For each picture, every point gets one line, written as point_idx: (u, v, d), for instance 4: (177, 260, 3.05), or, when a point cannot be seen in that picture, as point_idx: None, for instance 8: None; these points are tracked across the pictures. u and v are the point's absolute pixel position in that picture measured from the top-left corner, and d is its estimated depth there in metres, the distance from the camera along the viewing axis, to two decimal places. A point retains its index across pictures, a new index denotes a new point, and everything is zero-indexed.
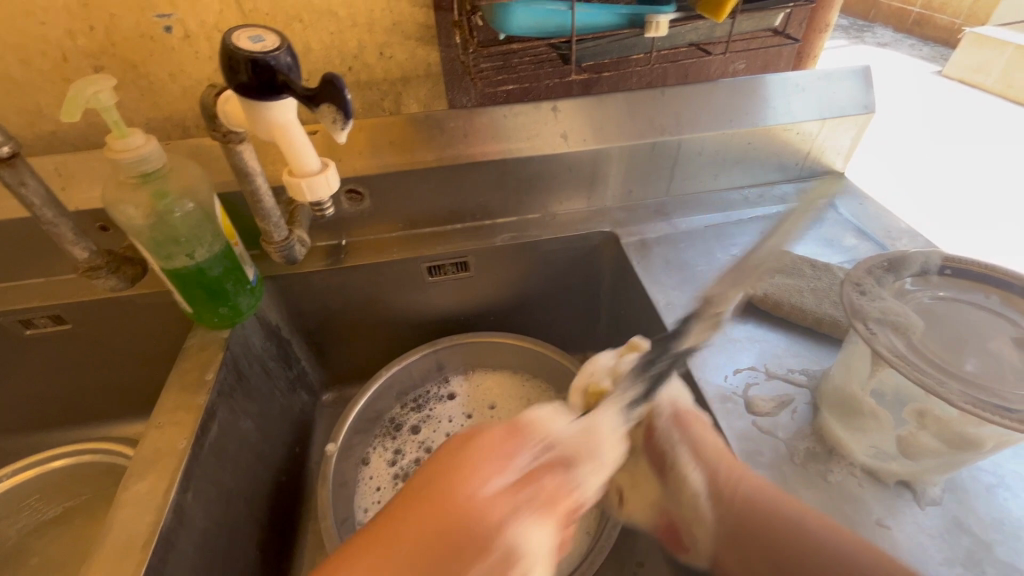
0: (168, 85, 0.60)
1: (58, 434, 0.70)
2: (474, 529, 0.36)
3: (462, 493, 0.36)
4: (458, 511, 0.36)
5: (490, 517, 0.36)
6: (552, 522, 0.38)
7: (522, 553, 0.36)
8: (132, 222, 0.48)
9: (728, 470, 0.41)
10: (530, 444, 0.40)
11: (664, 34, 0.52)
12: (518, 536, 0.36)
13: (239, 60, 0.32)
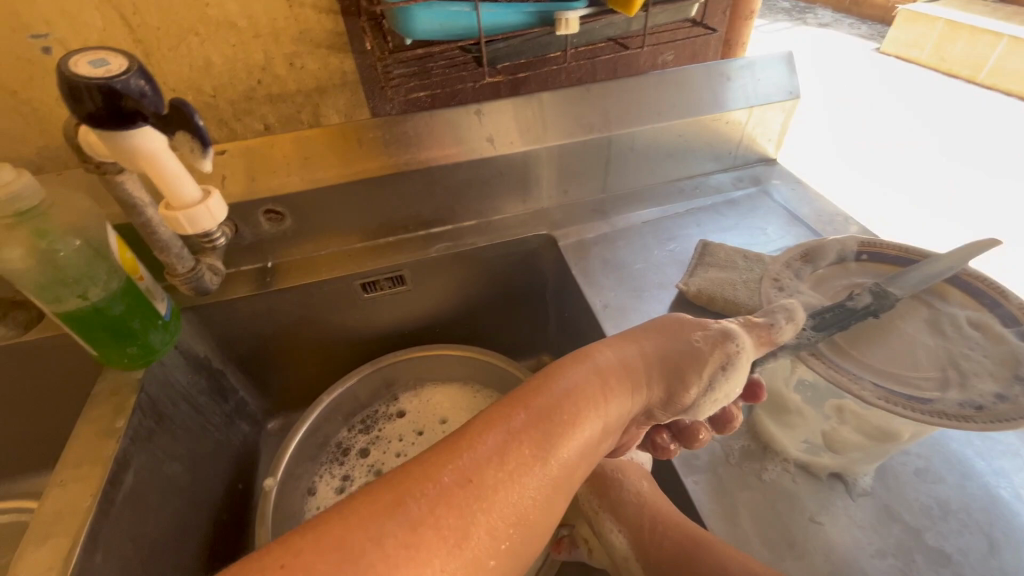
0: (55, 109, 0.56)
1: None
2: (667, 333, 0.40)
3: (657, 332, 0.40)
4: (660, 323, 0.41)
5: (676, 324, 0.40)
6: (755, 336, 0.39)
7: (727, 343, 0.38)
8: (10, 267, 0.44)
9: (641, 519, 0.44)
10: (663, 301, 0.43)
11: (576, 31, 0.50)
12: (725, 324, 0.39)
13: (79, 88, 0.29)
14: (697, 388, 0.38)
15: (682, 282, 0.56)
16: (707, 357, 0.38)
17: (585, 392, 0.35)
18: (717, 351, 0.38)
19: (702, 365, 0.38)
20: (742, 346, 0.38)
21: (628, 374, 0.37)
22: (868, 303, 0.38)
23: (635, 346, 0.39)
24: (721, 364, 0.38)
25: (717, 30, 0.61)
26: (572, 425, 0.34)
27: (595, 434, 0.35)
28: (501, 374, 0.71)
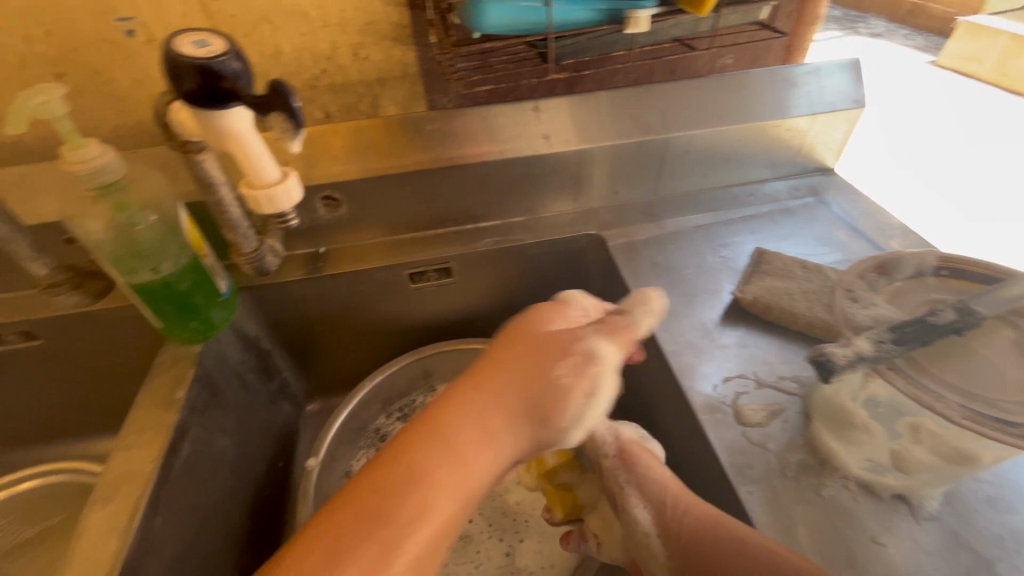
0: (133, 90, 0.58)
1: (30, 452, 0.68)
2: (534, 359, 0.41)
3: (514, 361, 0.41)
4: (534, 347, 0.42)
5: (542, 347, 0.42)
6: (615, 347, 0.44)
7: (591, 364, 0.42)
8: (92, 236, 0.47)
9: (670, 500, 0.43)
10: (573, 311, 0.47)
11: (645, 30, 0.50)
12: (591, 345, 0.43)
13: (182, 66, 0.30)
14: (569, 411, 0.41)
15: (737, 290, 0.55)
16: (570, 386, 0.41)
17: (411, 436, 0.36)
18: (583, 377, 0.41)
19: (569, 397, 0.41)
20: (607, 361, 0.42)
21: (489, 410, 0.39)
22: (953, 318, 0.36)
23: (514, 379, 0.40)
24: (585, 390, 0.41)
25: (787, 34, 0.60)
26: (454, 463, 0.36)
27: (487, 472, 0.38)
28: None
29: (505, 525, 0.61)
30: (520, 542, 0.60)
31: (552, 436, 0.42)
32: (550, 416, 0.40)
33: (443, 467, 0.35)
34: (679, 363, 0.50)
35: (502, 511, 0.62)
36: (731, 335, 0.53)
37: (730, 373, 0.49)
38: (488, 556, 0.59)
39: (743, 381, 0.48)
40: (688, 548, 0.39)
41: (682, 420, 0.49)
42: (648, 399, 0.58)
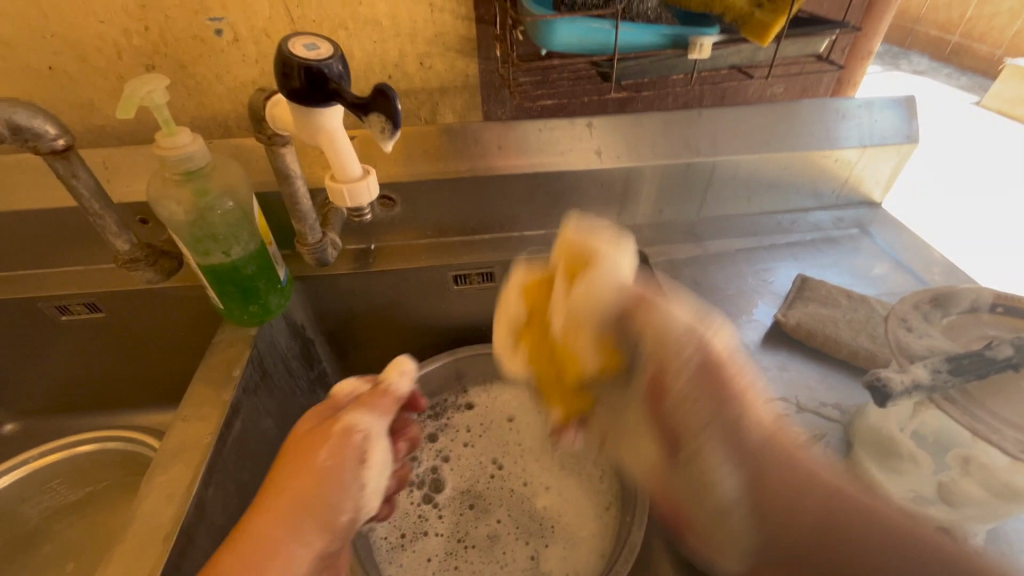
0: (214, 85, 0.62)
1: (89, 418, 0.74)
2: (302, 447, 0.40)
3: (322, 431, 0.41)
4: (293, 441, 0.41)
5: (314, 433, 0.41)
6: (381, 415, 0.43)
7: (352, 437, 0.40)
8: (173, 217, 0.50)
9: (772, 475, 0.45)
10: (339, 398, 0.45)
11: (707, 56, 0.52)
12: (349, 421, 0.41)
13: (292, 66, 0.33)
14: (351, 489, 0.39)
15: (779, 315, 0.56)
16: (342, 464, 0.39)
17: (234, 538, 0.35)
18: (350, 448, 0.40)
19: (343, 475, 0.39)
20: (366, 431, 0.41)
21: (268, 505, 0.37)
22: (1010, 354, 0.36)
23: (293, 467, 0.39)
24: (357, 460, 0.40)
25: (843, 67, 0.61)
26: (243, 568, 0.34)
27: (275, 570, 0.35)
28: None
29: (532, 528, 0.62)
30: (545, 547, 0.61)
31: (337, 527, 0.39)
32: (343, 498, 0.39)
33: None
34: None
35: (529, 514, 0.64)
36: (773, 358, 0.53)
37: (771, 395, 0.49)
38: (513, 556, 0.60)
39: (784, 404, 0.49)
40: (772, 510, 0.45)
41: (720, 439, 0.50)
42: None
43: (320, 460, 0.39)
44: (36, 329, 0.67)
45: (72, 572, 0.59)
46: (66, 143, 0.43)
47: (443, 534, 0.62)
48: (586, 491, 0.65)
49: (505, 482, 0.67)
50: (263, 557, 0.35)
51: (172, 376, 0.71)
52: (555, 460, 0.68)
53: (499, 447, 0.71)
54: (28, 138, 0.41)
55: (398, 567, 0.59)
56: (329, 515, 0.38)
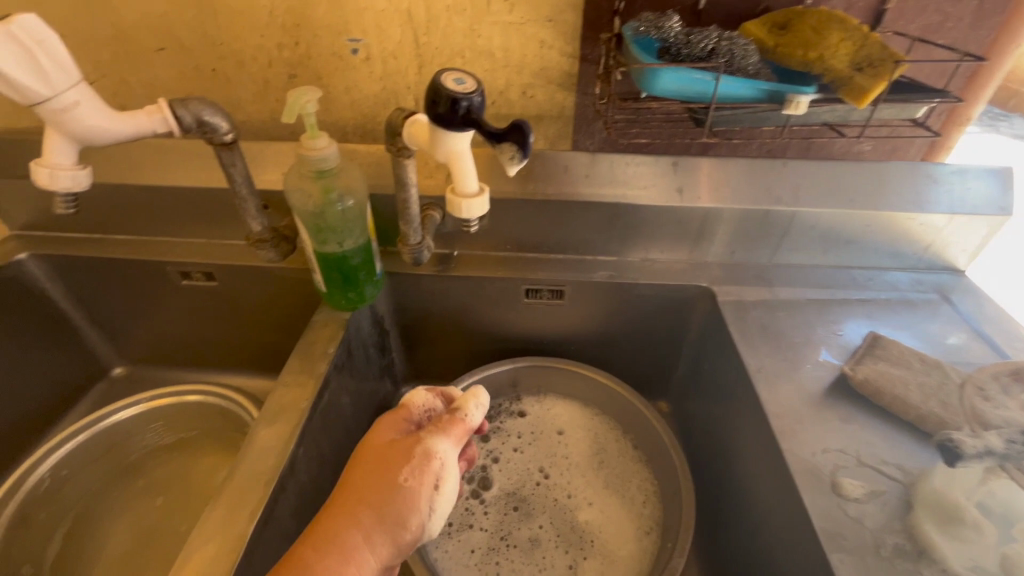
0: (342, 96, 0.70)
1: (190, 370, 0.85)
2: (384, 461, 0.43)
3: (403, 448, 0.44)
4: (373, 453, 0.44)
5: (396, 451, 0.44)
6: (454, 444, 0.46)
7: (432, 462, 0.43)
8: (302, 207, 0.57)
9: None
10: (413, 417, 0.50)
11: (801, 112, 0.56)
12: (427, 444, 0.44)
13: (442, 95, 0.38)
14: (422, 510, 0.42)
15: (847, 367, 0.57)
16: (419, 487, 0.42)
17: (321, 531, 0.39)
18: (426, 473, 0.43)
19: (417, 497, 0.42)
20: (444, 458, 0.44)
21: (351, 508, 0.41)
22: None
23: (375, 479, 0.42)
24: (432, 485, 0.42)
25: (940, 134, 0.61)
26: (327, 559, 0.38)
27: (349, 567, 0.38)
28: (627, 407, 0.74)
29: (572, 539, 0.64)
30: (583, 559, 0.63)
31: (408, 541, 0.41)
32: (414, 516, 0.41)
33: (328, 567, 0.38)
34: (779, 426, 0.52)
35: (570, 525, 0.66)
36: (836, 410, 0.54)
37: (831, 445, 0.50)
38: (552, 562, 0.62)
39: (844, 455, 0.49)
40: None
41: (777, 480, 0.51)
42: (736, 453, 0.60)
43: (402, 476, 0.42)
44: (160, 289, 0.77)
45: (161, 505, 0.67)
46: (234, 137, 0.50)
47: (486, 530, 0.65)
48: (629, 512, 0.67)
49: (550, 491, 0.69)
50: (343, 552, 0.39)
51: (260, 345, 0.81)
52: (599, 478, 0.70)
53: (547, 456, 0.73)
54: (208, 131, 0.49)
55: (444, 553, 0.63)
56: (400, 530, 0.41)
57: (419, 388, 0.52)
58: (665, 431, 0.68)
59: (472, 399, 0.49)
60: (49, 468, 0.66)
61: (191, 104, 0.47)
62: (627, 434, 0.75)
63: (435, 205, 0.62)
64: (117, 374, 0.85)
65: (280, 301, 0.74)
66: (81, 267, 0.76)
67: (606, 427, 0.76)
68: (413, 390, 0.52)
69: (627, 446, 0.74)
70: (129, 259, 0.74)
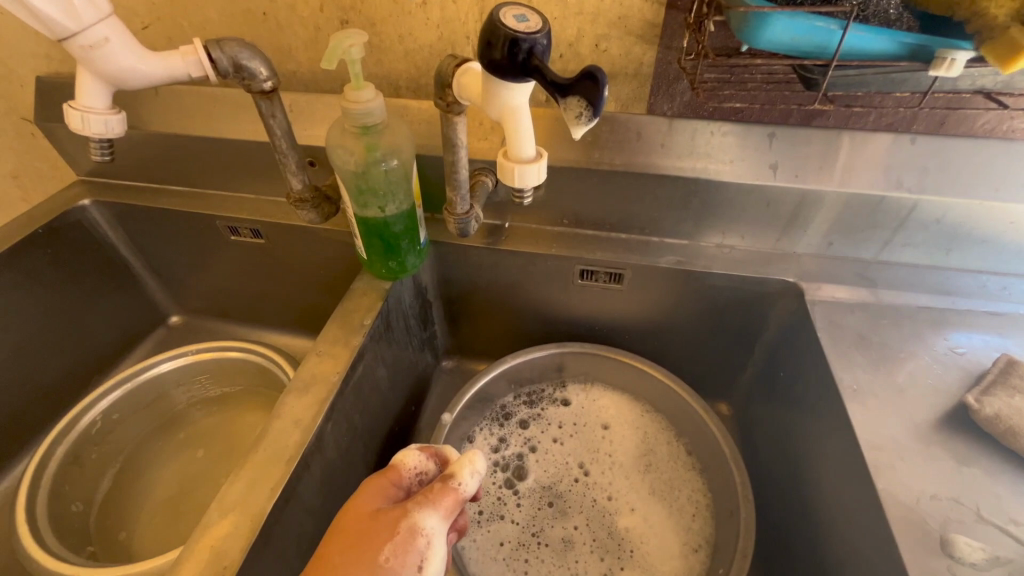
0: (395, 45, 0.63)
1: (240, 325, 0.86)
2: (362, 537, 0.37)
3: (383, 522, 0.38)
4: (351, 524, 0.38)
5: (375, 522, 0.38)
6: (445, 515, 0.39)
7: (416, 540, 0.37)
8: (344, 166, 0.53)
9: None
10: (403, 482, 0.44)
11: (953, 74, 0.44)
12: (412, 517, 0.38)
13: (499, 36, 0.31)
14: None
15: (971, 398, 0.47)
16: (400, 570, 0.36)
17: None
18: (408, 553, 0.36)
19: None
20: (431, 535, 0.37)
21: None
22: None
23: (350, 556, 0.36)
24: (415, 567, 0.36)
25: None
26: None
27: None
28: (683, 409, 0.66)
29: (609, 546, 0.59)
30: (620, 569, 0.57)
31: None
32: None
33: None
34: (875, 461, 0.44)
35: (609, 530, 0.60)
36: (949, 449, 0.45)
37: (940, 491, 0.42)
38: (585, 568, 0.58)
39: (958, 507, 0.41)
40: None
41: (868, 523, 0.43)
42: (814, 480, 0.51)
43: (380, 556, 0.36)
44: (211, 242, 0.77)
45: (202, 458, 0.68)
46: (272, 86, 0.45)
47: (518, 523, 0.61)
48: (676, 525, 0.60)
49: (590, 490, 0.64)
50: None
51: (304, 307, 0.79)
52: (645, 482, 0.64)
53: (589, 451, 0.67)
54: (246, 78, 0.44)
55: (471, 542, 0.59)
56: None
57: (412, 447, 0.46)
58: (727, 443, 0.60)
59: (468, 465, 0.42)
60: (101, 412, 0.67)
61: (228, 45, 0.43)
62: (680, 436, 0.68)
63: (487, 170, 0.57)
64: (174, 322, 0.87)
65: (325, 262, 0.72)
66: (139, 216, 0.77)
67: (658, 426, 0.69)
68: (405, 450, 0.46)
69: (679, 451, 0.67)
70: (183, 211, 0.74)
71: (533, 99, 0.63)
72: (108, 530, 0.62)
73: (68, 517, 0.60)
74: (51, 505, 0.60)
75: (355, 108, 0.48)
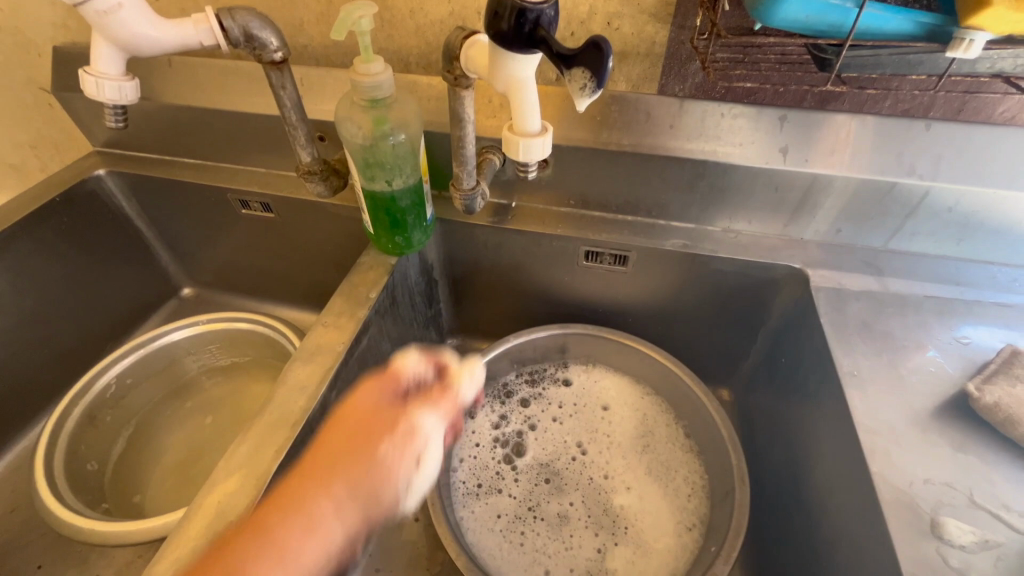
0: (406, 20, 0.63)
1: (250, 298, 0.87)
2: (363, 432, 0.39)
3: (384, 424, 0.39)
4: (351, 421, 0.40)
5: (377, 420, 0.40)
6: (443, 417, 0.42)
7: (416, 438, 0.39)
8: (352, 139, 0.53)
9: None
10: (401, 380, 0.43)
11: (972, 56, 0.43)
12: (414, 419, 0.40)
13: (506, 6, 0.31)
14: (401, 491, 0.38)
15: (971, 386, 0.47)
16: (400, 461, 0.38)
17: (287, 508, 0.35)
18: (410, 449, 0.39)
19: (396, 472, 0.38)
20: (430, 432, 0.40)
21: (321, 480, 0.36)
22: None
23: (353, 445, 0.38)
24: (413, 461, 0.39)
25: None
26: (292, 536, 0.34)
27: (311, 540, 0.34)
28: (683, 393, 0.67)
29: (604, 522, 0.60)
30: (614, 544, 0.58)
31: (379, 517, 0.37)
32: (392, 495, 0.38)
33: (290, 543, 0.34)
34: (871, 444, 0.44)
35: (604, 508, 0.61)
36: (947, 435, 0.45)
37: (934, 475, 0.42)
38: (579, 542, 0.59)
39: (951, 492, 0.41)
40: None
41: (861, 505, 0.43)
42: (811, 464, 0.52)
43: (381, 450, 0.38)
44: (222, 215, 0.78)
45: (211, 425, 0.70)
46: (283, 56, 0.45)
47: (515, 497, 0.62)
48: (671, 504, 0.61)
49: (587, 468, 0.65)
50: (307, 529, 0.35)
51: (313, 282, 0.81)
52: (642, 462, 0.65)
53: (588, 431, 0.68)
54: (256, 47, 0.44)
55: (469, 513, 0.60)
56: (373, 516, 0.37)
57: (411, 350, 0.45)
58: (725, 426, 0.61)
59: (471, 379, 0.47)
60: (115, 375, 0.69)
61: (239, 14, 0.43)
62: (679, 420, 0.69)
63: (494, 149, 0.56)
64: (186, 293, 0.89)
65: (334, 238, 0.73)
66: (152, 187, 0.78)
67: (657, 409, 0.70)
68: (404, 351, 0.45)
69: (678, 434, 0.67)
70: (195, 183, 0.75)
71: (543, 77, 0.62)
72: (122, 488, 0.64)
73: (83, 475, 0.63)
74: (67, 463, 0.62)
75: (363, 80, 0.48)
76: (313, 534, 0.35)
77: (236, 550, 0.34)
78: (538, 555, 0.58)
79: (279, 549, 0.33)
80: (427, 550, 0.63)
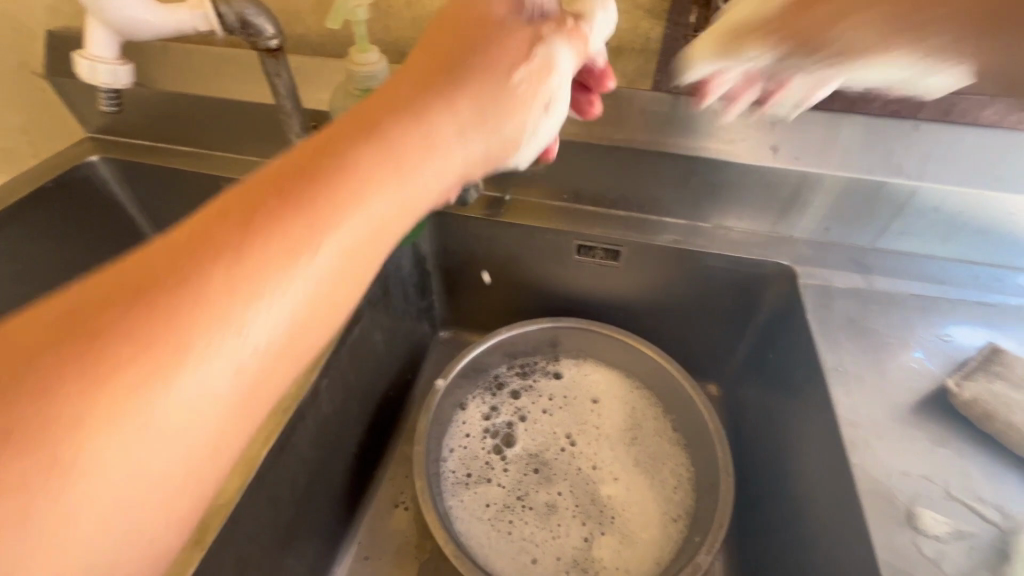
0: (403, 11, 0.63)
1: None
2: (481, 47, 0.34)
3: (503, 46, 0.35)
4: (465, 26, 0.35)
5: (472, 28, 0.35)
6: (579, 44, 0.39)
7: (544, 46, 0.36)
8: None
9: None
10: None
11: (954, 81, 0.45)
12: (547, 43, 0.36)
13: None
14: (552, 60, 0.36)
15: (952, 382, 0.48)
16: (530, 98, 0.35)
17: (352, 156, 0.28)
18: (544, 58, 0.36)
19: (525, 101, 0.35)
20: (564, 58, 0.37)
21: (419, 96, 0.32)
22: None
23: (439, 77, 0.32)
24: (542, 106, 0.37)
25: None
26: (339, 193, 0.27)
27: (320, 262, 0.26)
28: (673, 387, 0.68)
29: (591, 512, 0.61)
30: (600, 534, 0.59)
31: (503, 145, 0.35)
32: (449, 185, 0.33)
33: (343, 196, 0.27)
34: (852, 438, 0.45)
35: (591, 498, 0.62)
36: (926, 430, 0.46)
37: (912, 468, 0.43)
38: (566, 531, 0.59)
39: (928, 484, 0.42)
40: None
41: (840, 496, 0.44)
42: (795, 458, 0.53)
43: (501, 70, 0.34)
44: None
45: None
46: (278, 44, 0.45)
47: (504, 486, 0.63)
48: (657, 495, 0.62)
49: (575, 459, 0.65)
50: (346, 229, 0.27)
51: None
52: (630, 454, 0.66)
53: (577, 422, 0.69)
54: (251, 34, 0.44)
55: (458, 502, 0.61)
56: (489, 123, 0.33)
57: None
58: (712, 420, 0.62)
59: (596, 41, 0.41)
60: None
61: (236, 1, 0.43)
62: (667, 413, 0.70)
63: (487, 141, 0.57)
64: None
65: None
66: (146, 174, 0.78)
67: (646, 402, 0.71)
68: None
69: (666, 428, 0.68)
70: (189, 171, 0.75)
71: None
72: None
73: None
74: None
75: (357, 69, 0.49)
76: (297, 334, 0.26)
77: (221, 228, 0.24)
78: (526, 543, 0.58)
79: (339, 216, 0.26)
80: (416, 538, 0.64)
